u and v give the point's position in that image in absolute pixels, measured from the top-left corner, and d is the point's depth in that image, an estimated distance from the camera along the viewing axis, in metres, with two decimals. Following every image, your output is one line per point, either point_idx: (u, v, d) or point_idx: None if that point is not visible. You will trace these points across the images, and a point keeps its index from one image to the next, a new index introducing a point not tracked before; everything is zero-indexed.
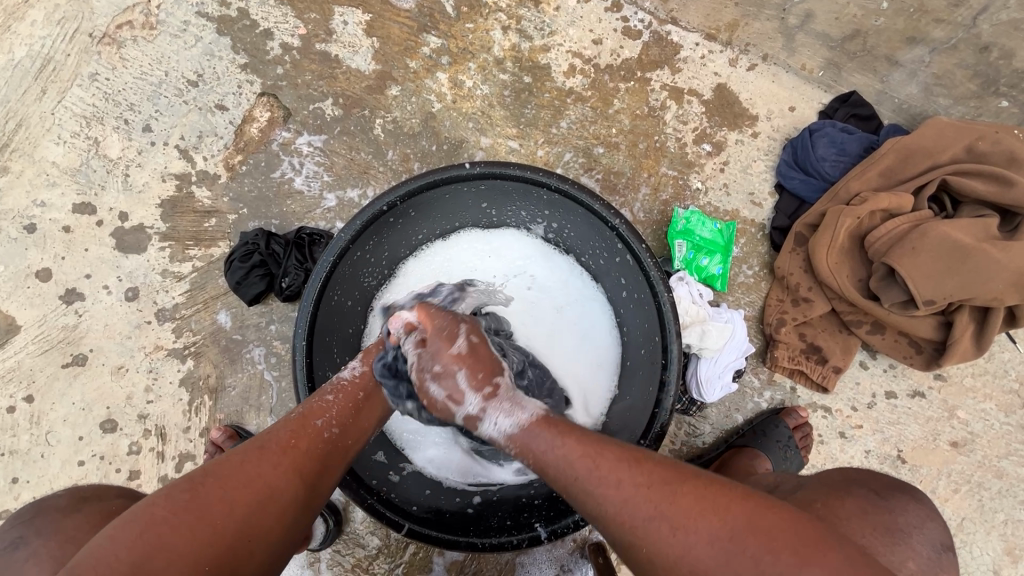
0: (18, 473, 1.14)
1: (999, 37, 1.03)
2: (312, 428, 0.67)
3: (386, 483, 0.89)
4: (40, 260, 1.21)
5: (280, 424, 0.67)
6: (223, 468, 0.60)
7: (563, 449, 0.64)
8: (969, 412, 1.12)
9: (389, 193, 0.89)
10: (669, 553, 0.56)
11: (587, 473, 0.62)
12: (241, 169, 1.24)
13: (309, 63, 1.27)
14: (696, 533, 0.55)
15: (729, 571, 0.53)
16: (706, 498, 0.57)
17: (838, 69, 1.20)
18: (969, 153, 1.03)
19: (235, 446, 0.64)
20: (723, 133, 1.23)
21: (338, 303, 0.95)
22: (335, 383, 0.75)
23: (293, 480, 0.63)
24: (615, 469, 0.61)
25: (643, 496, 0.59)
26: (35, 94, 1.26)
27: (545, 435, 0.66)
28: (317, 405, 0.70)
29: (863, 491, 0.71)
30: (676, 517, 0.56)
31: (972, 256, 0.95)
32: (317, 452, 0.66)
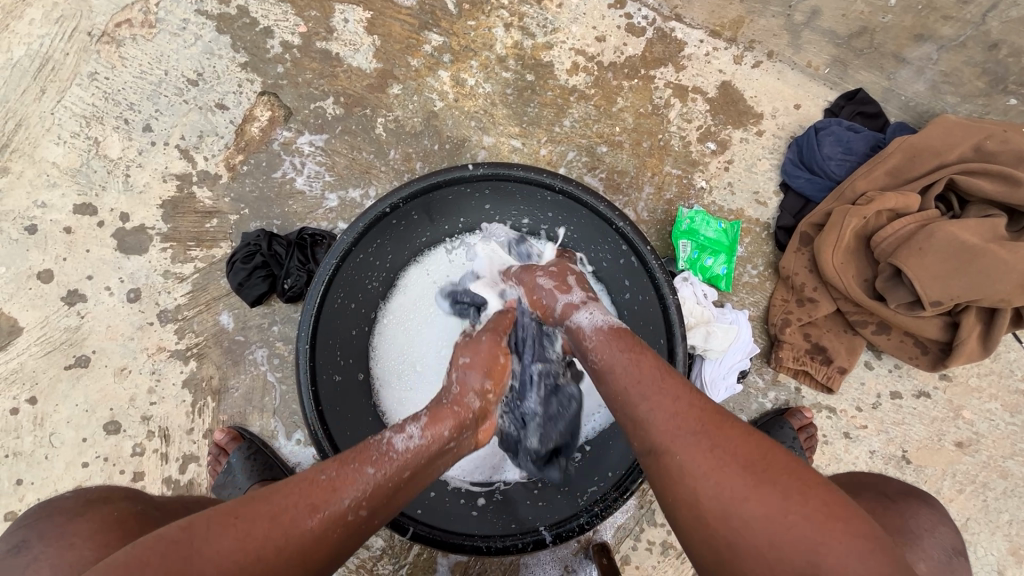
0: (22, 475, 1.14)
1: (1009, 34, 1.02)
2: (337, 508, 0.57)
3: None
4: (42, 261, 1.21)
5: (304, 491, 0.58)
6: (231, 538, 0.53)
7: (629, 356, 0.67)
8: (975, 412, 1.12)
9: (392, 194, 0.88)
10: (700, 465, 0.56)
11: (645, 379, 0.63)
12: (242, 170, 1.24)
13: (309, 61, 1.26)
14: (733, 464, 0.55)
15: (758, 501, 0.53)
16: (752, 443, 0.57)
17: (843, 66, 1.19)
18: (976, 152, 1.02)
19: (251, 506, 0.56)
20: (728, 131, 1.22)
21: (341, 305, 0.94)
22: (381, 451, 0.64)
23: (299, 567, 0.54)
24: (676, 387, 0.63)
25: (692, 415, 0.59)
26: (34, 93, 1.25)
27: (611, 343, 0.70)
28: (350, 477, 0.60)
29: (875, 494, 0.75)
30: (719, 440, 0.57)
31: (980, 256, 0.94)
32: (333, 539, 0.57)
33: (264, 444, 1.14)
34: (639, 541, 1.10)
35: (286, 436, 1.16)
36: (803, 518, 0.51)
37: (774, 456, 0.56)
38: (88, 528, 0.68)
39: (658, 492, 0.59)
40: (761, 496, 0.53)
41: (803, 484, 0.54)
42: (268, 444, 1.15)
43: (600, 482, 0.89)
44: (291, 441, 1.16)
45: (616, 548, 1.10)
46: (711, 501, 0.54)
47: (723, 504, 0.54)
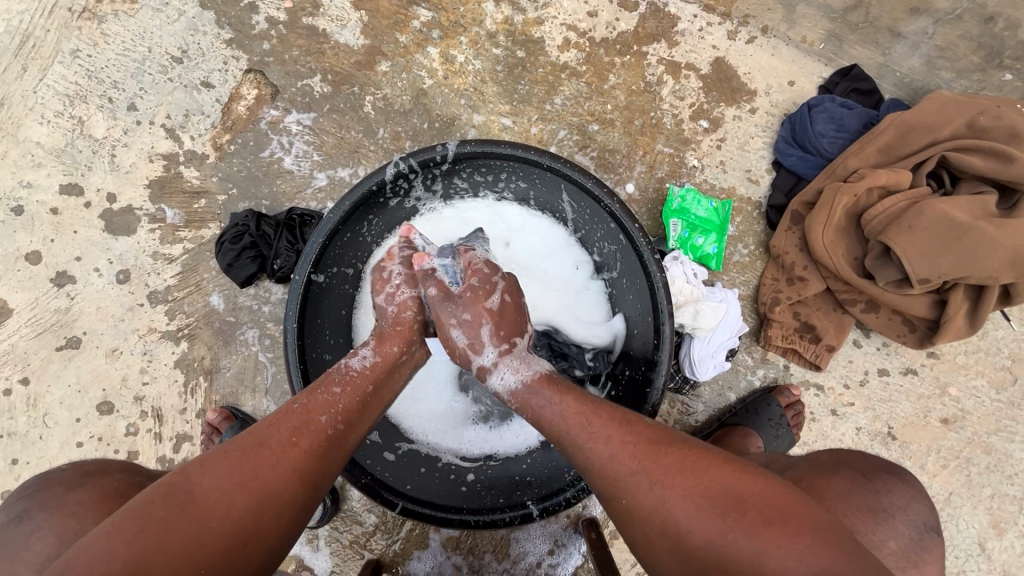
0: (18, 455, 1.15)
1: (1005, 6, 1.05)
2: (315, 426, 0.66)
3: (380, 462, 0.89)
4: (29, 242, 1.20)
5: (282, 420, 0.66)
6: (223, 469, 0.60)
7: (562, 404, 0.71)
8: (961, 388, 1.13)
9: (377, 171, 0.88)
10: (645, 500, 0.60)
11: (581, 424, 0.67)
12: (229, 149, 1.22)
13: (296, 38, 1.24)
14: (674, 490, 0.59)
15: (698, 529, 0.56)
16: (687, 462, 0.61)
17: (838, 41, 1.17)
18: (969, 128, 1.01)
19: (237, 444, 0.63)
20: (721, 109, 1.20)
21: (330, 284, 0.94)
22: (343, 375, 0.73)
23: (296, 479, 0.62)
24: (605, 426, 0.66)
25: (628, 450, 0.63)
26: (16, 71, 1.23)
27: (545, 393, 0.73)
28: (321, 399, 0.69)
29: (854, 474, 0.75)
30: (656, 475, 0.60)
31: (969, 234, 0.94)
32: (320, 452, 0.66)
33: (256, 424, 1.15)
34: None
35: None
36: (743, 535, 0.54)
37: (710, 473, 0.59)
38: (91, 496, 0.68)
39: (621, 527, 0.63)
40: (701, 517, 0.57)
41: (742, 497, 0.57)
42: None
43: None
44: None
45: (605, 523, 1.12)
46: (655, 536, 0.59)
47: (671, 535, 0.58)
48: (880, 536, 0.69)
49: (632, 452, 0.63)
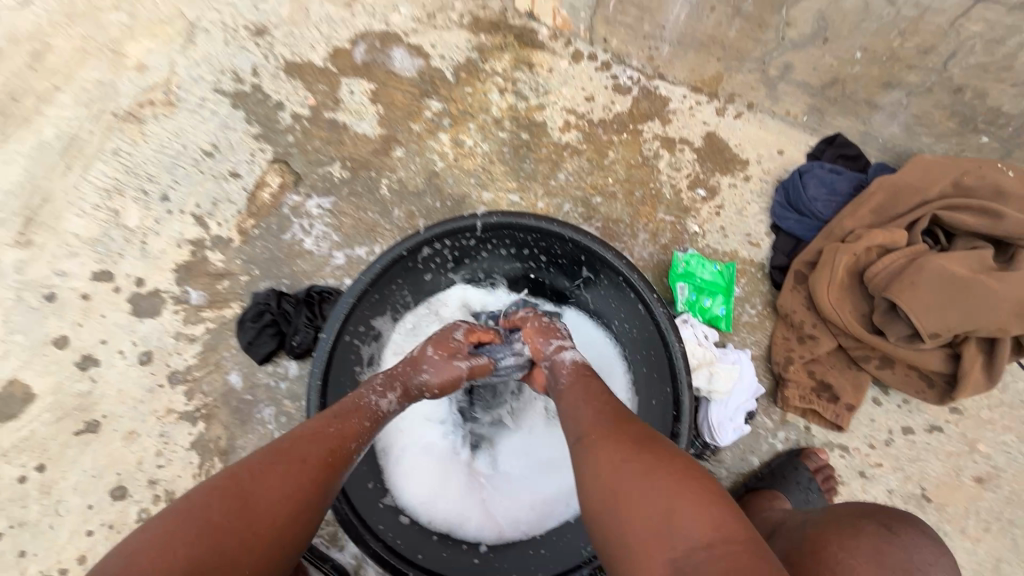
0: (26, 546, 1.12)
1: (971, 79, 1.02)
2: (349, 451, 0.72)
3: (392, 527, 0.87)
4: (59, 327, 1.25)
5: (320, 438, 0.70)
6: (284, 463, 0.65)
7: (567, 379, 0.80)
8: (991, 445, 1.10)
9: (408, 238, 0.94)
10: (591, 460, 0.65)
11: (579, 400, 0.75)
12: (253, 233, 1.29)
13: (318, 130, 1.35)
14: (618, 455, 0.63)
15: (630, 470, 0.61)
16: (643, 435, 0.66)
17: (821, 113, 1.24)
18: (956, 186, 1.04)
19: (284, 455, 0.66)
20: (716, 178, 1.27)
21: (357, 341, 0.97)
22: (374, 411, 0.78)
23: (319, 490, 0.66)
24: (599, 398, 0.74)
25: (610, 415, 0.70)
26: (61, 170, 1.34)
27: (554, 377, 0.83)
28: (352, 429, 0.74)
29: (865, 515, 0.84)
30: (619, 430, 0.67)
31: (971, 288, 0.95)
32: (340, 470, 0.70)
33: None
34: None
35: None
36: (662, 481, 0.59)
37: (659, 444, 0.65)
38: None
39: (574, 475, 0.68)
40: (624, 470, 0.61)
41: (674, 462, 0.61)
42: None
43: None
44: None
45: None
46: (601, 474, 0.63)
47: (606, 472, 0.62)
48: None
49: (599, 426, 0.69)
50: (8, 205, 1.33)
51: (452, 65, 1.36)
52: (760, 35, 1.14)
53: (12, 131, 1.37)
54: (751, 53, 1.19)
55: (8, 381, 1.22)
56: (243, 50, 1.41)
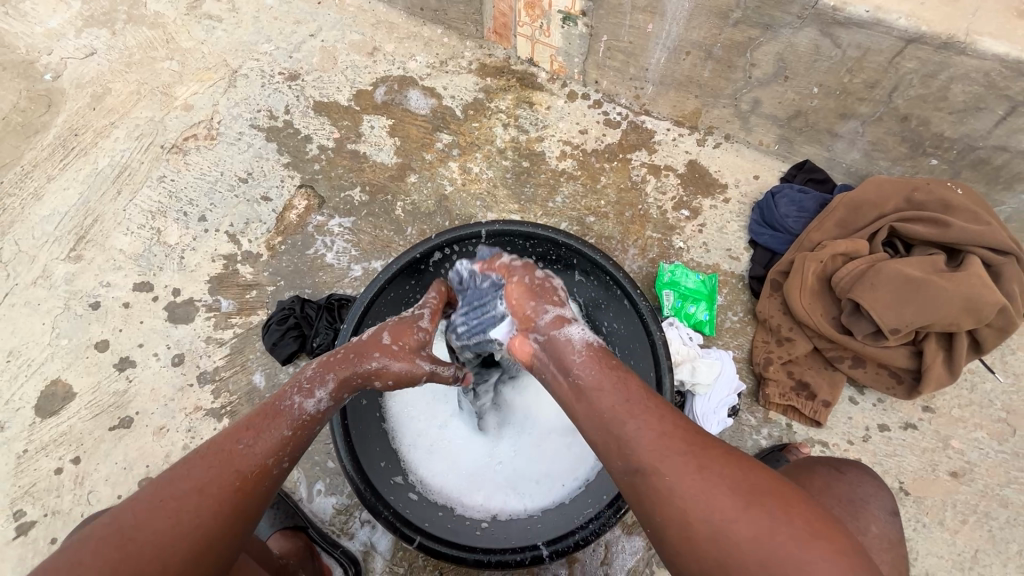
0: (57, 534, 1.20)
1: (914, 108, 1.16)
2: (259, 467, 0.73)
3: (402, 500, 0.96)
4: (101, 332, 1.37)
5: (224, 460, 0.71)
6: (182, 486, 0.68)
7: (580, 375, 0.72)
8: (963, 441, 1.17)
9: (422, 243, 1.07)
10: (669, 501, 0.63)
11: (621, 412, 0.68)
12: (280, 249, 1.43)
13: (341, 159, 1.51)
14: (702, 497, 0.62)
15: (745, 523, 0.59)
16: (735, 468, 0.64)
17: (790, 142, 1.38)
18: (908, 203, 1.17)
19: (176, 486, 0.68)
20: (698, 200, 1.41)
21: None
22: (295, 416, 0.77)
23: (221, 514, 0.69)
24: (656, 413, 0.68)
25: (672, 440, 0.65)
26: (112, 194, 1.51)
27: (560, 358, 0.75)
28: (263, 440, 0.74)
29: (825, 468, 0.92)
30: (705, 463, 0.64)
31: (925, 288, 1.06)
32: (255, 487, 0.72)
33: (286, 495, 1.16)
34: None
35: (306, 486, 1.18)
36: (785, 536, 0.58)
37: (753, 475, 0.64)
38: None
39: (649, 507, 0.65)
40: (719, 518, 0.60)
41: (783, 503, 0.61)
42: (289, 494, 1.18)
43: (595, 504, 0.93)
44: (312, 492, 1.18)
45: None
46: (701, 519, 0.61)
47: (713, 522, 0.60)
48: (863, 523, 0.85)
49: (664, 457, 0.64)
50: (63, 224, 1.48)
51: (461, 103, 1.54)
52: (730, 74, 1.31)
53: (71, 161, 1.55)
54: (724, 90, 1.35)
55: (52, 380, 1.33)
56: (278, 92, 1.60)
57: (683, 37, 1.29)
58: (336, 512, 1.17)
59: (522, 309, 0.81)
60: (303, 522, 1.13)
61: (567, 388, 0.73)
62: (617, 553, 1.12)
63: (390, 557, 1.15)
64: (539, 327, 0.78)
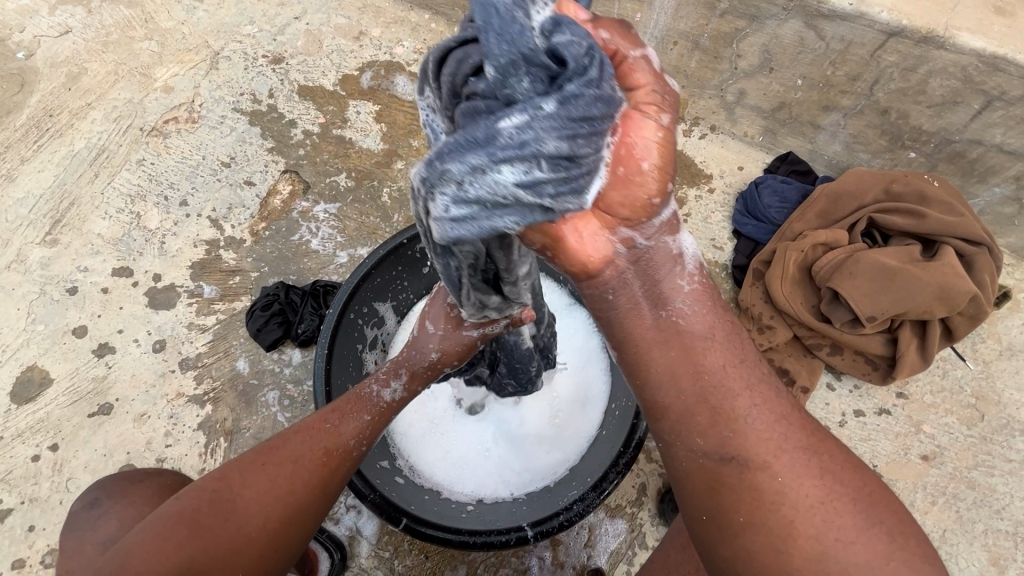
0: (35, 521, 1.19)
1: (894, 102, 1.19)
2: (345, 447, 0.73)
3: (388, 482, 0.95)
4: (79, 318, 1.35)
5: (314, 436, 0.72)
6: (273, 461, 0.68)
7: (684, 317, 0.55)
8: (934, 426, 1.21)
9: (408, 228, 1.07)
10: (766, 495, 0.52)
11: (728, 378, 0.54)
12: (264, 234, 1.42)
13: (327, 145, 1.49)
14: (811, 499, 0.51)
15: (861, 547, 0.49)
16: (853, 481, 0.52)
17: (773, 134, 1.40)
18: (887, 194, 1.20)
19: (271, 456, 0.68)
20: (684, 189, 1.41)
21: (361, 322, 1.08)
22: (374, 401, 0.79)
23: (312, 489, 0.68)
24: (769, 391, 0.55)
25: (787, 428, 0.53)
26: (89, 177, 1.48)
27: (663, 278, 0.55)
28: (349, 421, 0.75)
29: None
30: (823, 468, 0.52)
31: (899, 276, 1.10)
32: (344, 468, 0.72)
33: None
34: (632, 565, 1.13)
35: None
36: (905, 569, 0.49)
37: (875, 496, 0.52)
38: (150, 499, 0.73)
39: (737, 501, 0.52)
40: (826, 527, 0.50)
41: (903, 530, 0.51)
42: None
43: (579, 486, 0.94)
44: None
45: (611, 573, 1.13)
46: (804, 529, 0.50)
47: (819, 536, 0.50)
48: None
49: (775, 444, 0.52)
50: (38, 208, 1.44)
51: None
52: (717, 65, 1.32)
53: (46, 142, 1.51)
54: (710, 80, 1.36)
55: (28, 367, 1.30)
56: (261, 75, 1.57)
57: (670, 26, 1.30)
58: None
59: (642, 192, 0.50)
60: None
61: (659, 330, 0.55)
62: (600, 536, 1.14)
63: (376, 542, 1.15)
64: (647, 228, 0.53)
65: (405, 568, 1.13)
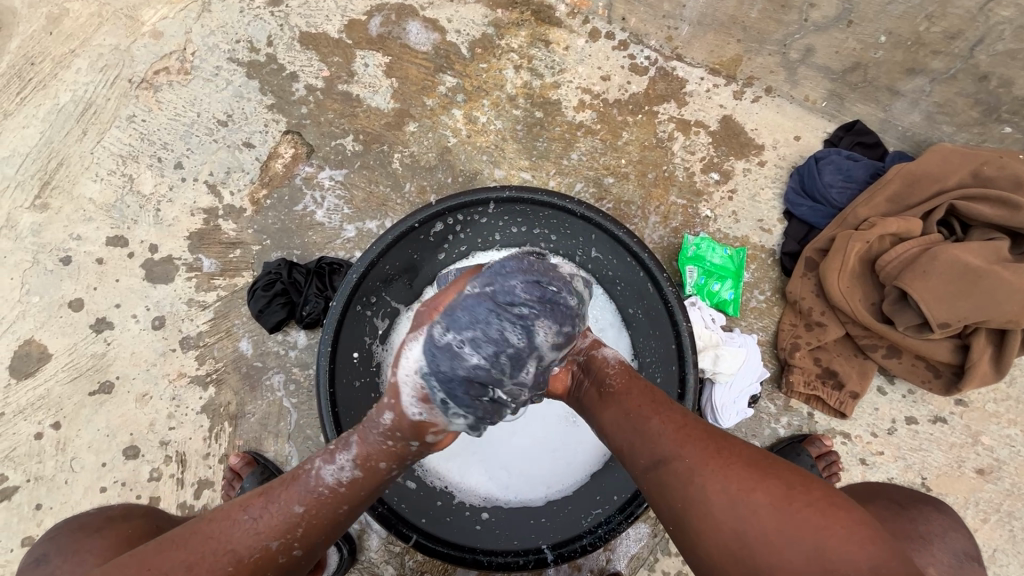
0: (42, 500, 1.16)
1: (997, 66, 1.02)
2: (262, 549, 0.63)
3: (398, 491, 0.89)
4: (74, 290, 1.27)
5: (224, 531, 0.63)
6: (174, 559, 0.62)
7: (613, 384, 0.70)
8: (994, 438, 1.10)
9: (421, 210, 0.93)
10: (685, 490, 0.58)
11: (643, 407, 0.66)
12: (265, 203, 1.30)
13: (332, 102, 1.34)
14: (717, 468, 0.57)
15: (762, 491, 0.55)
16: (753, 454, 0.59)
17: (840, 100, 1.22)
18: (974, 178, 1.04)
19: (168, 558, 0.62)
20: (731, 162, 1.25)
21: (368, 312, 0.98)
22: (310, 488, 0.65)
23: None
24: (671, 407, 0.66)
25: (690, 426, 0.62)
26: (77, 135, 1.36)
27: (593, 369, 0.73)
28: (273, 518, 0.64)
29: (886, 502, 0.79)
30: (723, 444, 0.60)
31: (983, 279, 0.96)
32: (263, 572, 0.63)
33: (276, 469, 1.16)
34: (653, 571, 1.08)
35: None
36: (809, 508, 0.53)
37: (778, 465, 0.58)
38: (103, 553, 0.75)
39: (668, 498, 0.59)
40: (734, 486, 0.56)
41: (806, 481, 0.56)
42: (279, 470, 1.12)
43: (605, 504, 0.88)
44: None
45: None
46: (718, 497, 0.56)
47: (730, 497, 0.55)
48: (923, 557, 0.71)
49: (685, 441, 0.61)
50: (24, 168, 1.34)
51: (467, 40, 1.35)
52: (784, 16, 1.14)
53: (29, 94, 1.37)
54: (772, 34, 1.17)
55: (25, 341, 1.24)
56: (258, 19, 1.40)
57: None
58: None
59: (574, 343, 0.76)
60: None
61: (593, 395, 0.71)
62: (621, 541, 1.08)
63: (385, 535, 1.10)
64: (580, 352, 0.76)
65: (416, 563, 1.10)
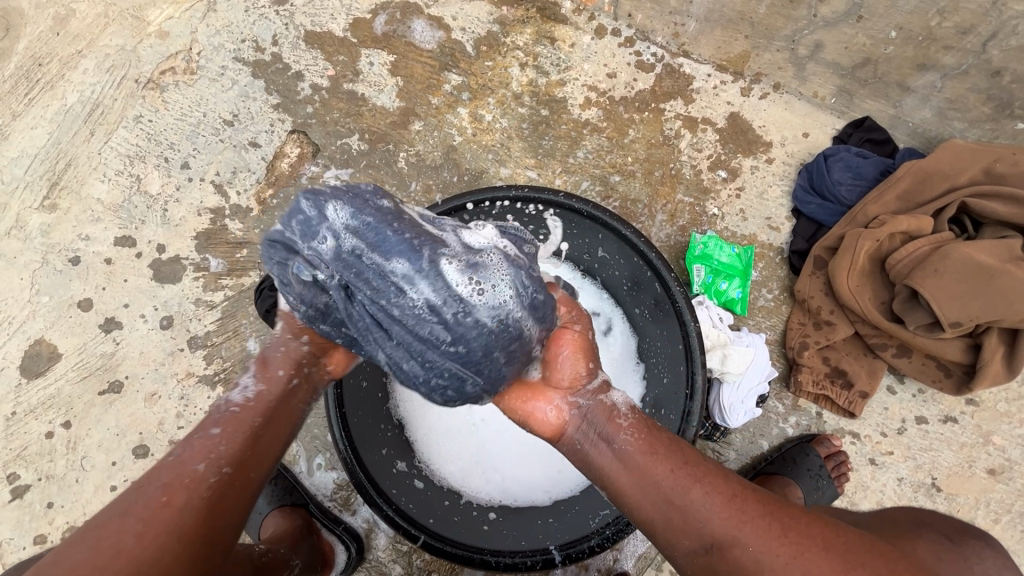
0: (54, 498, 1.17)
1: (1011, 61, 1.01)
2: (194, 474, 0.62)
3: (406, 491, 0.89)
4: (83, 290, 1.28)
5: (157, 475, 0.61)
6: (100, 522, 0.57)
7: (630, 445, 0.66)
8: (1005, 437, 1.09)
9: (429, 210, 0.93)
10: None
11: (681, 480, 0.63)
12: (272, 204, 1.30)
13: (337, 101, 1.34)
14: (787, 555, 0.56)
15: None
16: (820, 531, 0.58)
17: (850, 96, 1.20)
18: (987, 175, 1.03)
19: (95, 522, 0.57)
20: (738, 159, 1.24)
21: None
22: (223, 411, 0.68)
23: (167, 540, 0.57)
24: (713, 477, 0.63)
25: (743, 501, 0.60)
26: (85, 135, 1.36)
27: (603, 423, 0.69)
28: (199, 446, 0.64)
29: (937, 535, 0.67)
30: (786, 523, 0.58)
31: (996, 277, 0.95)
32: (217, 501, 0.61)
33: (285, 468, 1.11)
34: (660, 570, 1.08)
35: (306, 461, 1.13)
36: None
37: (851, 540, 0.57)
38: None
39: None
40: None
41: (884, 558, 0.55)
42: (287, 468, 1.12)
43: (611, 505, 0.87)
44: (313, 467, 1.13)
45: None
46: None
47: None
48: None
49: (741, 521, 0.59)
50: (33, 169, 1.35)
51: (473, 38, 1.34)
52: (793, 11, 1.13)
53: (37, 96, 1.38)
54: (781, 29, 1.16)
55: (36, 341, 1.25)
56: (264, 19, 1.39)
57: None
58: (338, 487, 1.13)
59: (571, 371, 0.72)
60: (303, 499, 1.09)
61: (609, 458, 0.67)
62: (629, 541, 1.08)
63: (393, 534, 1.11)
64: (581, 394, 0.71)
65: (424, 563, 1.10)
